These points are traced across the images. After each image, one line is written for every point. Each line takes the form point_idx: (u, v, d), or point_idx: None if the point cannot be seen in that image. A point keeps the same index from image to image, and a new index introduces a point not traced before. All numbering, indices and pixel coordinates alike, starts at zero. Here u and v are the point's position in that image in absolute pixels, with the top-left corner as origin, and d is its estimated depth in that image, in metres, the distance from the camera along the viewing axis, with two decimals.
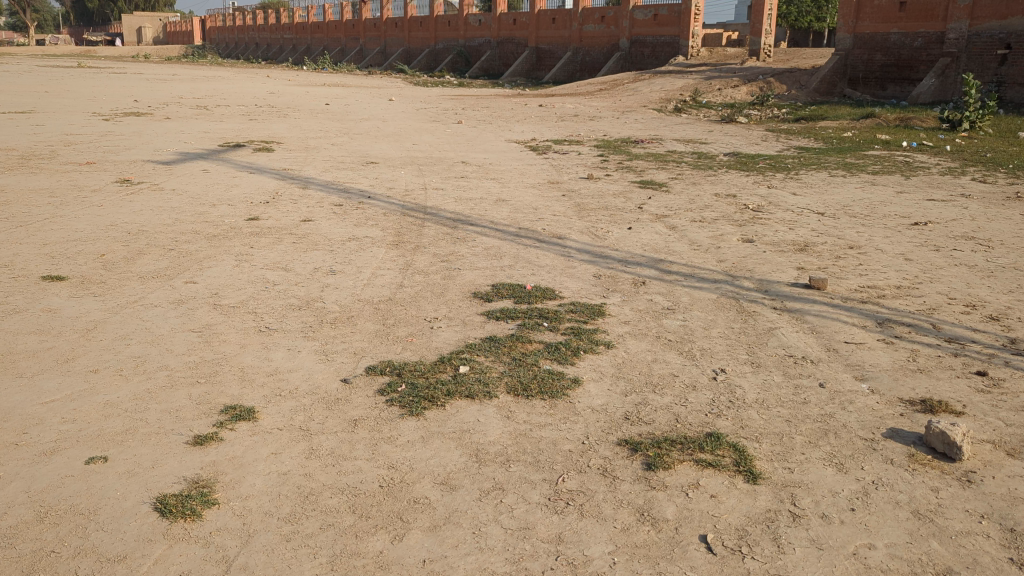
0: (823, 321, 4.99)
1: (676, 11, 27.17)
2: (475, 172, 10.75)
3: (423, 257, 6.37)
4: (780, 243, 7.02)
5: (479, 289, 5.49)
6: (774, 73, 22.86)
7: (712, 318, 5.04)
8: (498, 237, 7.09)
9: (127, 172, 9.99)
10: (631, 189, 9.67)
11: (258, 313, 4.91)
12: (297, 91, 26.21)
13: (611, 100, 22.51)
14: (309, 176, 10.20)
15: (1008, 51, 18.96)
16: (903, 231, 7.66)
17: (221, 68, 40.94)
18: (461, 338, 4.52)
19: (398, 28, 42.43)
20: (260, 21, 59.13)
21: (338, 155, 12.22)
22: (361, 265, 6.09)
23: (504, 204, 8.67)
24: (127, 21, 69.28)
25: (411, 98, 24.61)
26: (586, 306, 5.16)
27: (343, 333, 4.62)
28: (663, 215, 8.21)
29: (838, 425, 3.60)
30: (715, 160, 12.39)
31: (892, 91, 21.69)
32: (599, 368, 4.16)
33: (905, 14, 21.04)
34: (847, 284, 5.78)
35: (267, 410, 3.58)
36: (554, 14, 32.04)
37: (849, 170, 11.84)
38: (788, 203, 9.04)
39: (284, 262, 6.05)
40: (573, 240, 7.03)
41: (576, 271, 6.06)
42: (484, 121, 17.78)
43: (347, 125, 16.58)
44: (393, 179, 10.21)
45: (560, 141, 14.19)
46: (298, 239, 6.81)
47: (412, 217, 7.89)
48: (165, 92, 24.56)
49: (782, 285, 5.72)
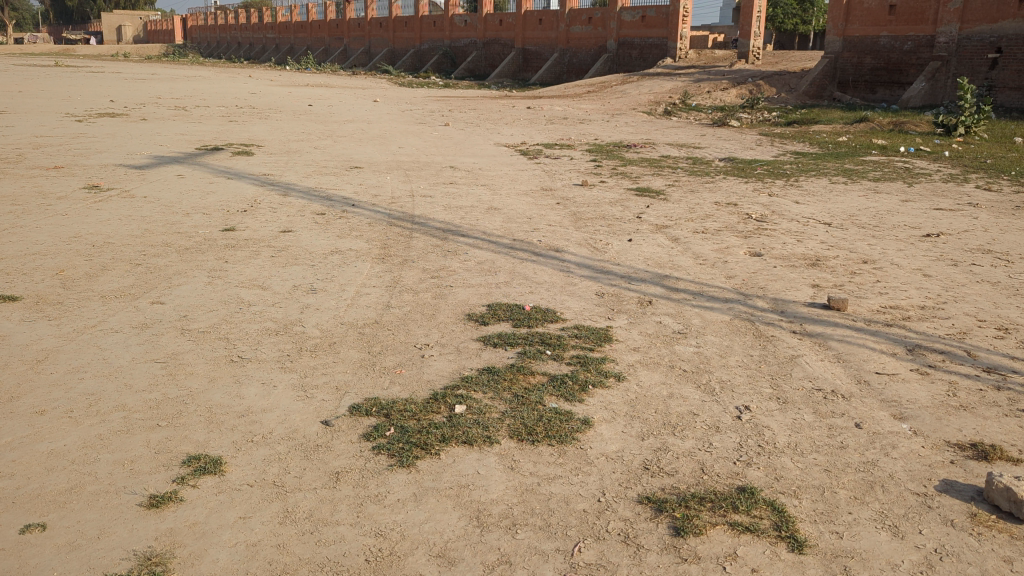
0: (848, 347, 4.57)
1: (664, 12, 26.80)
2: (464, 178, 10.33)
3: (411, 273, 5.92)
4: (789, 257, 6.62)
5: (474, 311, 5.05)
6: (763, 76, 22.54)
7: (728, 343, 4.63)
8: (492, 250, 6.66)
9: (97, 178, 9.50)
10: (627, 197, 9.26)
11: (231, 339, 4.46)
12: (279, 92, 25.68)
13: (600, 103, 22.14)
14: (290, 181, 9.75)
15: (999, 56, 18.77)
16: (915, 243, 7.28)
17: (203, 68, 40.33)
18: (455, 369, 4.09)
19: (383, 28, 41.91)
20: (243, 20, 58.44)
21: (320, 159, 11.76)
22: (345, 281, 5.65)
23: (496, 213, 8.23)
24: (107, 19, 68.36)
25: (396, 100, 24.14)
26: (591, 330, 4.73)
27: (325, 364, 4.18)
28: (663, 226, 7.80)
29: (884, 476, 3.18)
30: (710, 166, 12.01)
31: (883, 95, 21.42)
32: (610, 404, 3.73)
33: (895, 17, 20.75)
34: (867, 304, 5.37)
35: (236, 461, 3.13)
36: (540, 15, 31.65)
37: (848, 176, 11.48)
38: (791, 213, 8.65)
39: (260, 279, 5.59)
40: (571, 253, 6.60)
41: (577, 289, 5.63)
42: (470, 124, 17.33)
43: (330, 127, 16.11)
44: (379, 185, 9.75)
45: (550, 145, 13.77)
46: (277, 253, 6.36)
47: (398, 227, 7.46)
48: (143, 92, 23.95)
49: (798, 305, 5.31)
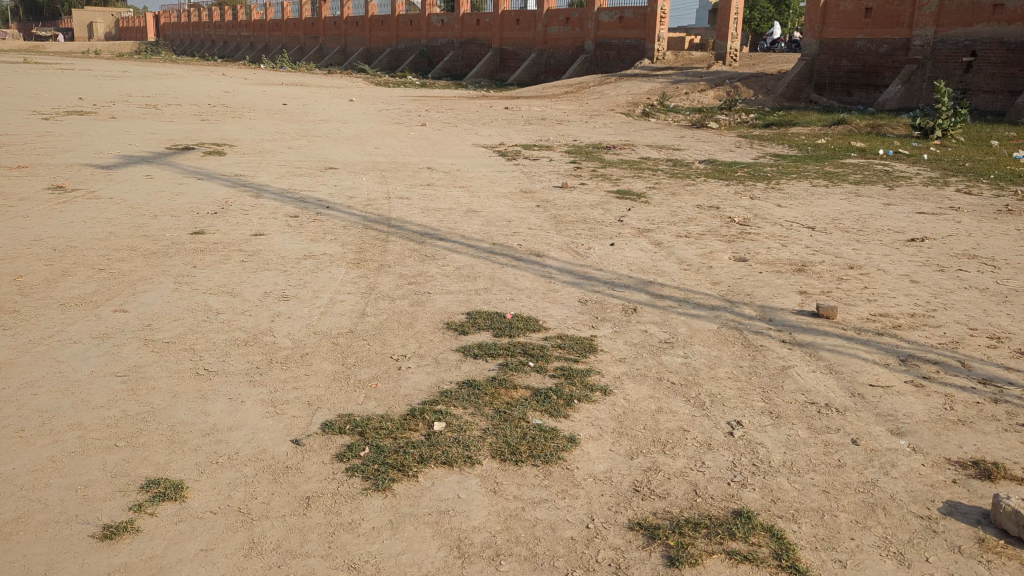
0: (840, 358, 4.42)
1: (642, 13, 26.73)
2: (442, 179, 10.13)
3: (387, 279, 5.72)
4: (774, 262, 6.48)
5: (453, 319, 4.86)
6: (741, 78, 22.49)
7: (716, 354, 4.46)
8: (471, 255, 6.47)
9: (62, 178, 9.21)
10: (608, 200, 9.10)
11: (197, 350, 4.24)
12: (253, 90, 25.33)
13: (578, 103, 22.00)
14: (263, 182, 9.51)
15: (973, 59, 18.86)
16: (900, 248, 7.17)
17: (177, 66, 39.82)
18: (433, 383, 3.89)
19: (358, 27, 41.61)
20: (217, 19, 57.85)
21: (294, 159, 11.51)
22: (319, 288, 5.44)
23: (474, 216, 8.04)
24: (78, 16, 67.36)
25: (372, 99, 23.88)
26: (575, 340, 4.55)
27: (297, 377, 3.97)
28: (645, 230, 7.64)
29: (887, 497, 3.02)
30: (691, 168, 11.88)
31: (859, 97, 21.44)
32: (597, 420, 3.55)
33: (871, 20, 20.78)
34: (857, 311, 5.24)
35: (200, 485, 2.93)
36: (517, 15, 31.51)
37: (829, 179, 11.39)
38: (774, 217, 8.53)
39: (230, 286, 5.37)
40: (552, 258, 6.43)
41: (559, 296, 5.45)
42: (448, 125, 17.12)
43: (305, 126, 15.84)
44: (355, 186, 9.53)
45: (529, 146, 13.60)
46: (247, 257, 6.13)
47: (374, 230, 7.25)
48: (114, 90, 23.51)
49: (787, 313, 5.16)
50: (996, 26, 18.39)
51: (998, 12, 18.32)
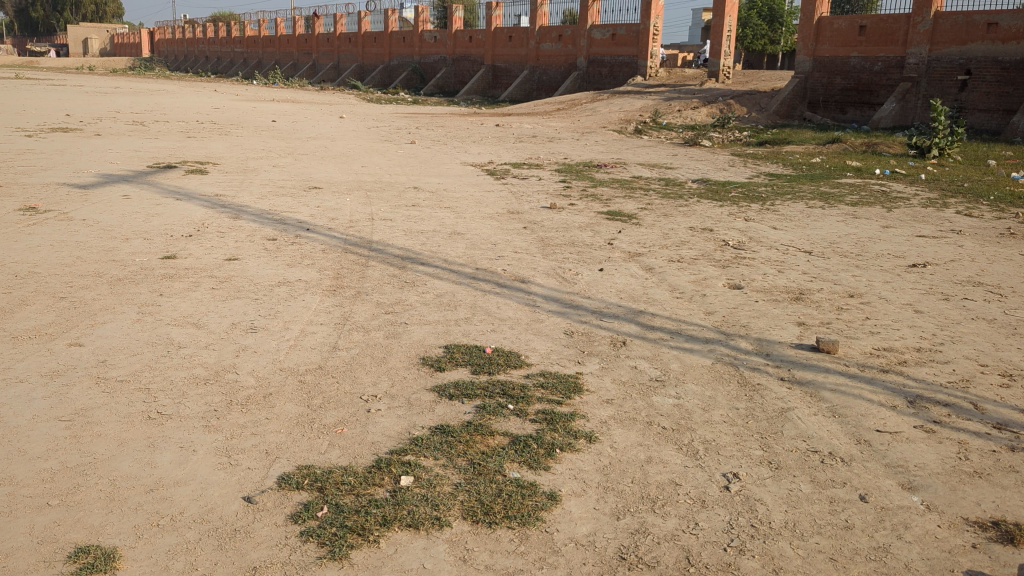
0: (843, 399, 4.13)
1: (634, 30, 26.59)
2: (428, 199, 9.85)
3: (364, 308, 5.42)
4: (770, 290, 6.21)
5: (430, 354, 4.56)
6: (734, 95, 22.30)
7: (710, 394, 4.17)
8: (453, 281, 6.18)
9: (34, 198, 8.90)
10: (598, 221, 8.83)
11: (151, 390, 3.93)
12: (243, 106, 25.07)
13: (570, 121, 21.78)
14: (243, 203, 9.21)
15: (968, 77, 18.72)
16: (901, 275, 6.90)
17: (168, 82, 39.57)
18: (404, 429, 3.59)
19: (351, 43, 41.45)
20: (210, 34, 57.67)
21: (278, 178, 11.22)
22: (290, 318, 5.13)
23: (459, 238, 7.75)
24: (71, 31, 66.99)
25: (362, 116, 23.63)
26: (559, 378, 4.24)
27: (257, 421, 3.66)
28: (636, 254, 7.37)
29: (899, 566, 2.73)
30: (683, 188, 11.62)
31: (853, 115, 21.26)
32: (581, 473, 3.25)
33: (864, 38, 20.63)
34: (859, 345, 4.96)
35: (134, 553, 2.62)
36: (510, 31, 31.36)
37: (825, 200, 11.13)
38: (769, 240, 8.27)
39: (195, 316, 5.07)
40: (538, 285, 6.14)
41: (544, 328, 5.16)
42: (437, 142, 16.85)
43: (292, 144, 15.57)
44: (338, 207, 9.23)
45: (519, 165, 13.34)
46: (218, 284, 5.82)
47: (354, 254, 6.97)
48: (100, 105, 23.22)
49: (784, 347, 4.88)
50: (990, 45, 18.27)
51: (992, 31, 18.22)
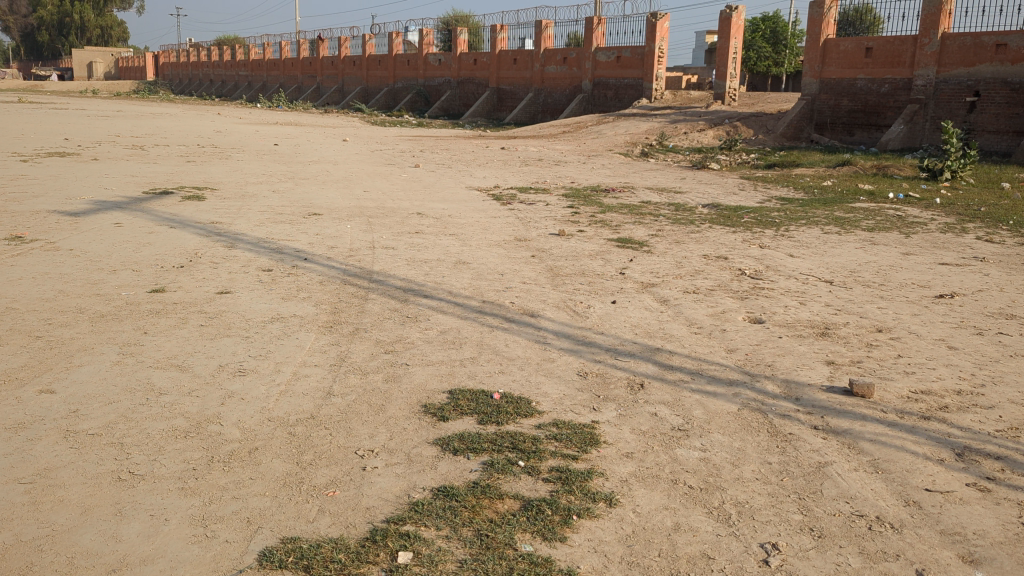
0: (885, 452, 3.76)
1: (639, 53, 26.37)
2: (431, 226, 9.53)
3: (362, 347, 5.08)
4: (793, 324, 5.85)
5: (432, 400, 4.21)
6: (740, 117, 22.03)
7: (738, 446, 3.81)
8: (457, 316, 5.84)
9: (23, 226, 8.59)
10: (609, 249, 8.49)
11: (124, 445, 3.59)
12: (246, 130, 24.84)
13: (575, 144, 21.50)
14: (239, 231, 8.88)
15: (977, 99, 18.43)
16: (929, 306, 6.55)
17: (172, 106, 39.48)
18: (405, 493, 3.23)
19: (356, 66, 41.39)
20: (214, 57, 57.79)
21: (277, 204, 10.91)
22: (282, 359, 4.79)
23: (465, 268, 7.41)
24: (78, 55, 67.21)
25: (366, 139, 23.41)
26: (573, 429, 3.88)
27: (239, 482, 3.31)
28: (649, 284, 7.02)
29: None
30: (694, 213, 11.28)
31: (860, 137, 20.95)
32: (601, 545, 2.89)
33: (871, 60, 20.37)
34: (895, 388, 4.58)
35: None
36: (514, 54, 31.22)
37: (840, 226, 10.78)
38: (787, 268, 7.92)
39: (179, 358, 4.73)
40: (547, 319, 5.80)
41: (555, 368, 4.79)
42: (441, 165, 16.58)
43: (293, 169, 15.27)
44: (338, 234, 8.90)
45: (525, 189, 13.03)
46: (206, 321, 5.48)
47: (352, 286, 6.64)
48: (102, 129, 23.03)
49: (815, 391, 4.51)
50: (999, 66, 17.99)
51: (1001, 51, 17.94)
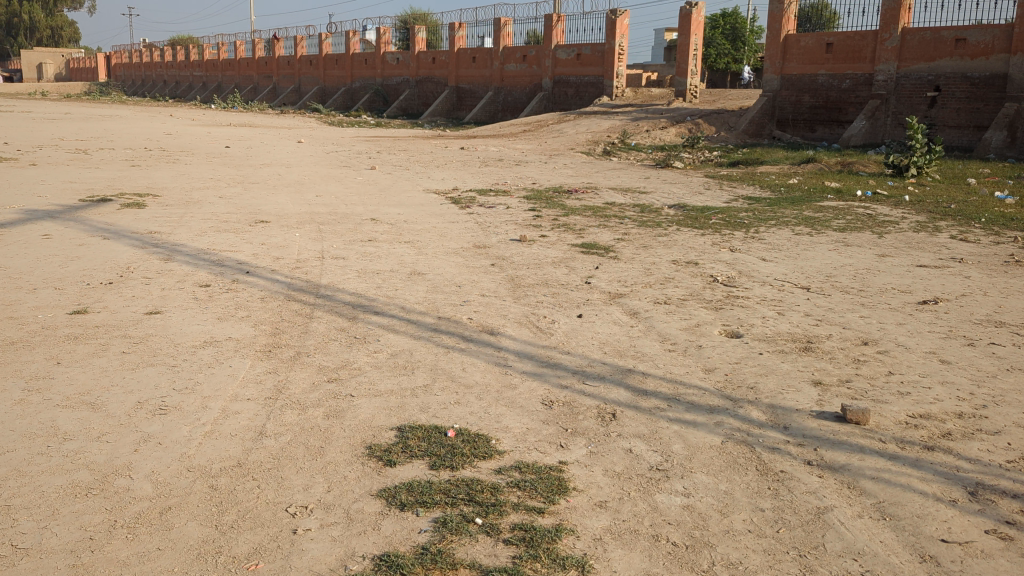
0: (890, 494, 3.33)
1: (599, 50, 25.87)
2: (386, 233, 9.01)
3: (302, 375, 4.56)
4: (773, 338, 5.44)
5: (378, 440, 3.71)
6: (702, 114, 21.69)
7: (725, 489, 3.36)
8: (410, 335, 5.34)
9: None
10: (573, 256, 8.03)
11: (12, 509, 3.06)
12: (197, 132, 24.05)
13: (536, 143, 21.07)
14: (178, 241, 8.30)
15: (937, 94, 18.30)
16: (913, 314, 6.18)
17: (122, 107, 38.43)
18: (343, 566, 2.74)
19: (312, 65, 40.63)
20: (168, 58, 56.53)
21: (223, 211, 10.33)
22: (211, 393, 4.25)
23: (420, 279, 6.92)
24: (26, 56, 65.45)
25: (322, 140, 22.77)
26: (539, 473, 3.41)
27: (144, 555, 2.79)
28: (617, 294, 6.58)
29: None
30: (660, 215, 10.88)
31: (822, 133, 20.73)
32: None
33: (832, 55, 20.16)
34: (891, 413, 4.17)
35: None
36: (474, 52, 30.72)
37: (811, 226, 10.44)
38: (760, 274, 7.53)
39: (93, 393, 4.17)
40: (508, 338, 5.32)
41: (517, 397, 4.31)
42: (399, 167, 16.03)
43: (243, 172, 14.63)
44: (285, 244, 8.35)
45: (484, 191, 12.54)
46: (130, 347, 4.93)
47: (296, 302, 6.12)
48: (45, 132, 22.13)
49: (805, 418, 4.08)
50: (959, 61, 17.87)
51: (960, 46, 17.82)
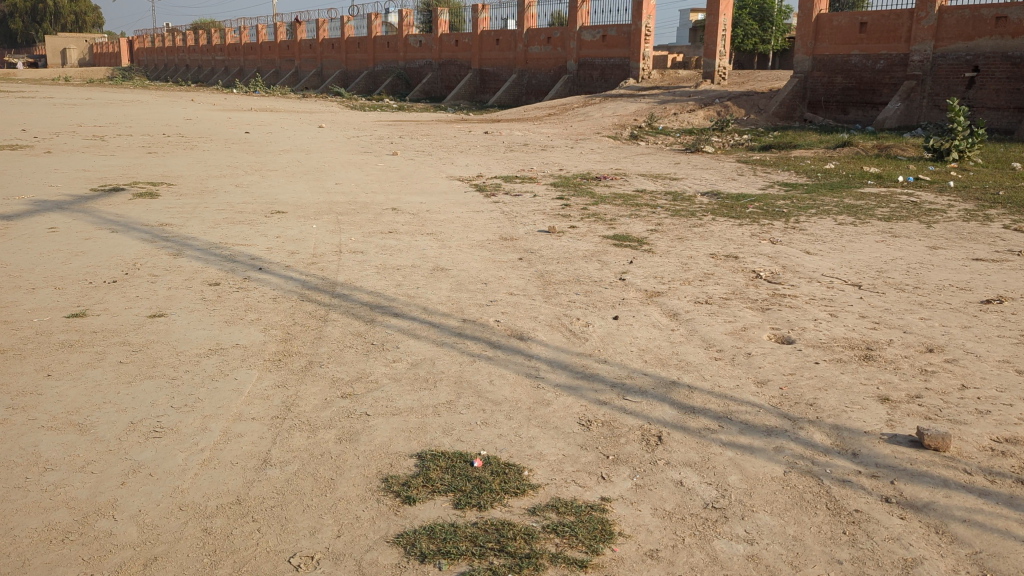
0: (988, 542, 2.88)
1: (626, 31, 25.40)
2: (407, 224, 8.59)
3: (314, 389, 4.15)
4: (828, 345, 4.97)
5: (396, 471, 3.29)
6: (731, 96, 21.04)
7: (794, 534, 2.92)
8: (433, 340, 4.92)
9: None
10: (605, 249, 7.58)
11: None
12: (217, 117, 23.73)
13: (561, 127, 20.55)
14: (189, 233, 7.91)
15: (976, 74, 17.60)
16: (977, 315, 5.68)
17: (144, 92, 38.23)
18: None
19: (335, 49, 40.20)
20: (190, 42, 56.15)
21: (239, 201, 9.94)
22: (213, 411, 3.85)
23: (443, 276, 6.49)
24: (50, 42, 65.53)
25: (343, 124, 22.36)
26: (579, 515, 2.98)
27: None
28: (654, 293, 6.11)
29: None
30: (694, 203, 10.39)
31: (855, 115, 20.05)
32: None
33: (865, 35, 19.45)
34: (974, 436, 3.69)
35: None
36: (497, 34, 30.16)
37: (854, 215, 9.91)
38: (805, 269, 7.04)
39: (83, 413, 3.78)
40: (539, 344, 4.88)
41: (551, 416, 3.87)
42: (422, 153, 15.61)
43: (261, 159, 14.26)
44: (301, 236, 7.95)
45: (510, 178, 12.08)
46: (130, 356, 4.55)
47: (312, 302, 5.72)
48: (63, 118, 21.84)
49: (877, 443, 3.61)
50: (999, 40, 17.16)
51: (1001, 25, 17.11)
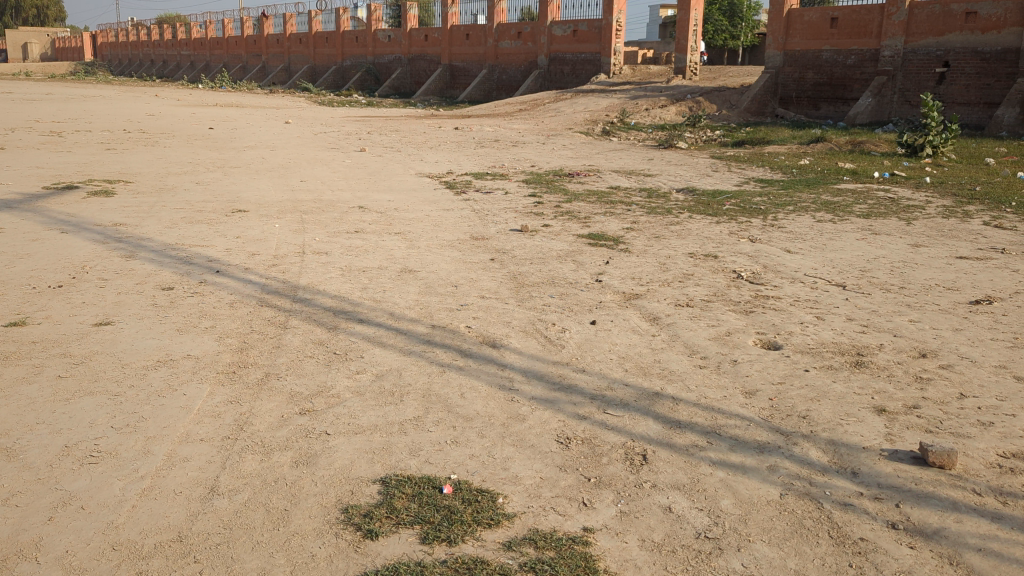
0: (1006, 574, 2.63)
1: (596, 27, 25.16)
2: (374, 223, 8.26)
3: (270, 405, 3.83)
4: (817, 350, 4.71)
5: (358, 500, 2.98)
6: (703, 91, 20.86)
7: (796, 568, 2.65)
8: (399, 349, 4.60)
9: None
10: (580, 248, 7.31)
11: None
12: (181, 113, 23.20)
13: (533, 122, 20.26)
14: (143, 234, 7.53)
15: (946, 70, 17.52)
16: (967, 317, 5.46)
17: (107, 87, 37.43)
18: None
19: (302, 44, 39.62)
20: (155, 37, 55.13)
21: (199, 199, 9.55)
22: (157, 432, 3.52)
23: (410, 277, 6.18)
24: (12, 37, 64.20)
25: (310, 120, 21.92)
26: (559, 550, 2.69)
27: None
28: (633, 295, 5.84)
29: None
30: (669, 200, 10.14)
31: (826, 111, 19.96)
32: None
33: (836, 30, 19.33)
34: (980, 452, 3.44)
35: None
36: (466, 29, 29.81)
37: (832, 211, 9.71)
38: (787, 268, 6.81)
39: (12, 436, 3.43)
40: (512, 352, 4.59)
41: (527, 433, 3.58)
42: (390, 149, 15.27)
43: (224, 156, 13.83)
44: (263, 236, 7.60)
45: (480, 175, 11.76)
46: (71, 369, 4.20)
47: (270, 308, 5.38)
48: (21, 114, 21.22)
49: (878, 461, 3.36)
50: (969, 35, 17.09)
51: (970, 20, 17.02)
